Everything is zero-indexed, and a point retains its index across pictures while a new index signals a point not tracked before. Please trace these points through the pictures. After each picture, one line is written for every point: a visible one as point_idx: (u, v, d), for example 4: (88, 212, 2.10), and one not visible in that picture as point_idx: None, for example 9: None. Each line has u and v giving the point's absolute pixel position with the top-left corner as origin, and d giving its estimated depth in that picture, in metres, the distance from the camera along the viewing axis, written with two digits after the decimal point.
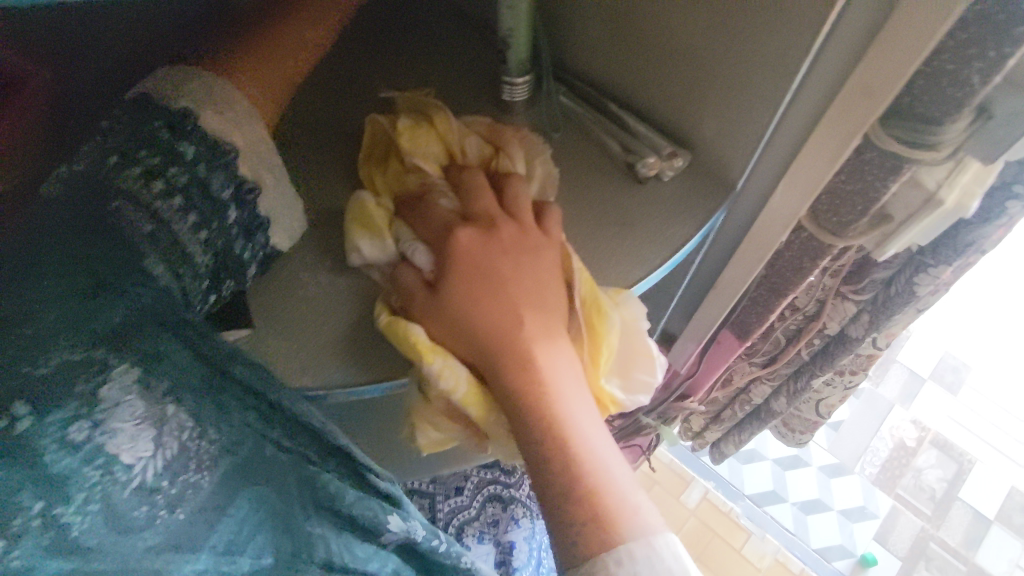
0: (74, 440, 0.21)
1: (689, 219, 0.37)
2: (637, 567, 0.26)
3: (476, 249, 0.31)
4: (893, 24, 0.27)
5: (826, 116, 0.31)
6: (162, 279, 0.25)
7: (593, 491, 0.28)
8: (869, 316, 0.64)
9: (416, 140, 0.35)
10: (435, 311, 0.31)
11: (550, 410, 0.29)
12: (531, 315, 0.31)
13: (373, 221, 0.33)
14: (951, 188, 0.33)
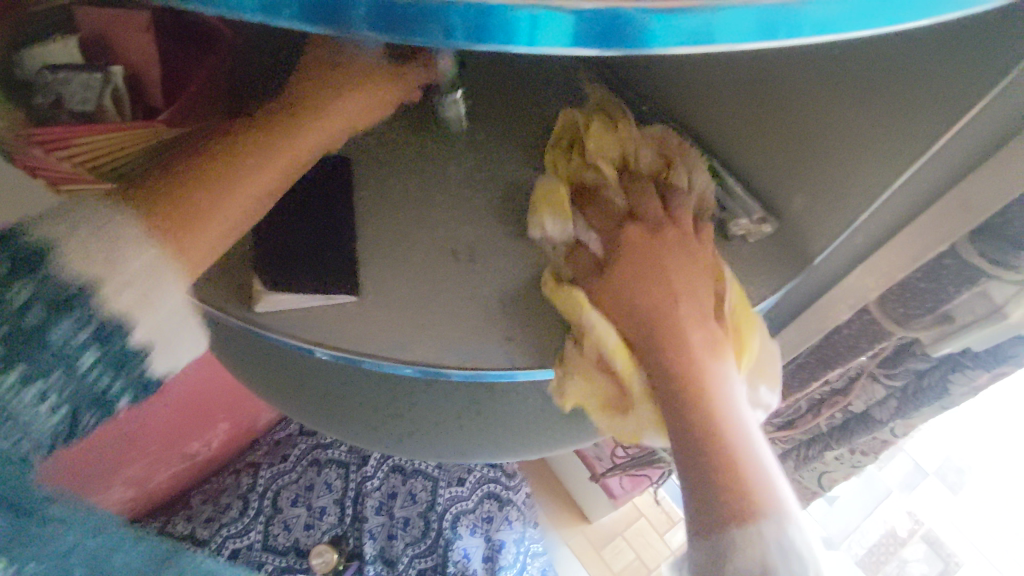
0: (31, 407, 0.25)
1: (767, 283, 0.39)
2: (770, 542, 0.28)
3: (638, 240, 0.36)
4: (1003, 158, 0.30)
5: (920, 219, 0.34)
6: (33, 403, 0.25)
7: (736, 463, 0.29)
8: (896, 402, 0.66)
9: (600, 145, 0.40)
10: (631, 271, 0.35)
11: (722, 407, 0.30)
12: (687, 301, 0.34)
13: (561, 206, 0.38)
14: (1017, 305, 0.35)
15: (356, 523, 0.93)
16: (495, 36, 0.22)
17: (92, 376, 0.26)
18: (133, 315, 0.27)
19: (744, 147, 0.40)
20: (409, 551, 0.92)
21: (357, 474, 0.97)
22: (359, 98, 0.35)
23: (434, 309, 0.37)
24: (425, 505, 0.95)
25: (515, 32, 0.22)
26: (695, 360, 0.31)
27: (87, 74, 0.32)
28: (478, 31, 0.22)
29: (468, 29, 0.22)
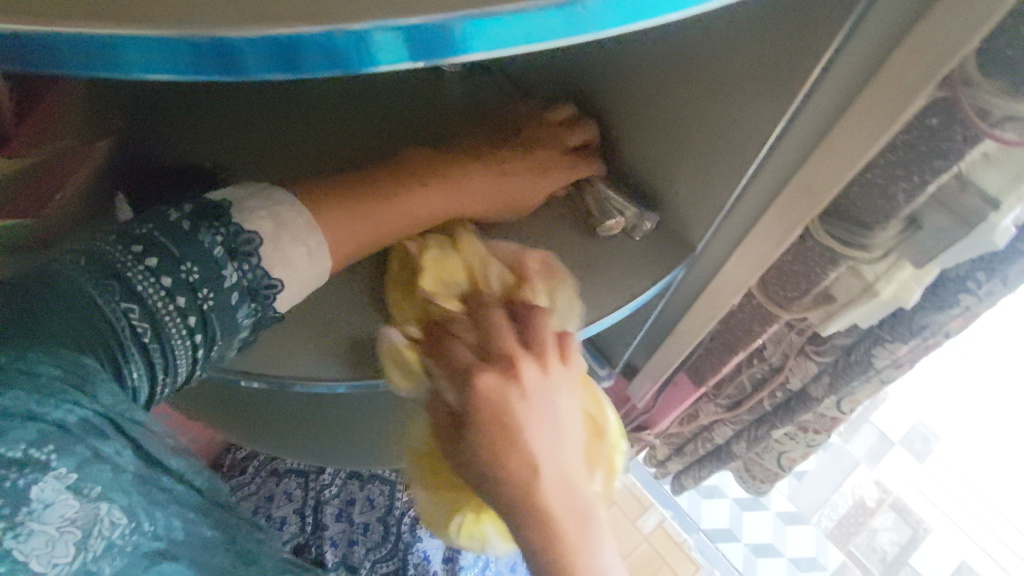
0: (122, 374, 0.27)
1: (649, 274, 0.39)
2: None
3: (496, 394, 0.30)
4: (834, 136, 0.30)
5: (778, 201, 0.35)
6: (129, 372, 0.27)
7: None
8: (829, 378, 0.64)
9: (441, 270, 0.36)
10: (486, 451, 0.30)
11: (576, 559, 0.28)
12: (545, 453, 0.30)
13: (409, 365, 0.35)
14: (887, 282, 0.35)
15: (316, 531, 0.93)
16: (289, 67, 0.19)
17: (234, 321, 0.30)
18: (281, 285, 0.31)
19: (627, 143, 0.40)
20: (370, 556, 0.91)
21: (316, 482, 0.97)
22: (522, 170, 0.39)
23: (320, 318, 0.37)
24: (383, 509, 0.95)
25: (318, 60, 0.19)
26: (564, 541, 0.28)
27: None
28: (273, 61, 0.19)
29: (263, 62, 0.19)
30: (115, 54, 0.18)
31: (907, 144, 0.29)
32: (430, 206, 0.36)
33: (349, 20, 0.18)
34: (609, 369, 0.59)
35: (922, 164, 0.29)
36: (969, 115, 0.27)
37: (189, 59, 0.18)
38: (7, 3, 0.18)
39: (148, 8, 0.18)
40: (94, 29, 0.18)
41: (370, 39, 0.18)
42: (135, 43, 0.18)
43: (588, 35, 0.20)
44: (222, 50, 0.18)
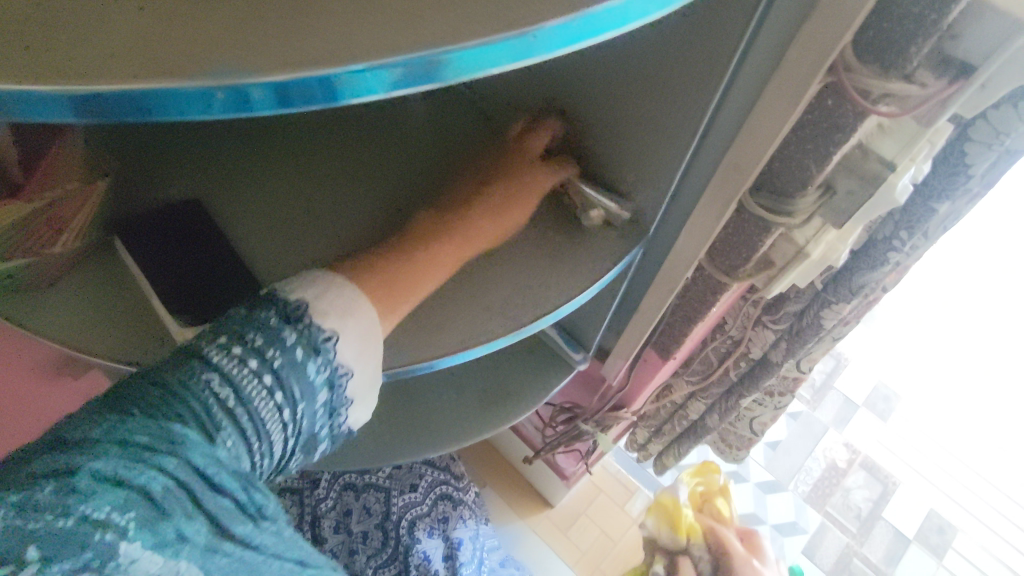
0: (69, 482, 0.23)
1: (612, 256, 0.44)
2: None
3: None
4: (754, 121, 0.34)
5: (712, 182, 0.39)
6: (173, 522, 0.24)
7: None
8: (786, 343, 0.71)
9: None
10: None
11: None
12: None
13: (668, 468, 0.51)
14: (816, 244, 0.41)
15: (316, 545, 0.94)
16: (341, 95, 0.22)
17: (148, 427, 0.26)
18: (353, 370, 0.34)
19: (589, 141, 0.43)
20: (371, 562, 0.93)
21: (311, 497, 0.97)
22: (485, 221, 0.41)
23: None
24: (380, 516, 0.97)
25: (365, 85, 0.22)
26: None
27: None
28: (322, 92, 0.22)
29: (320, 92, 0.22)
30: (168, 102, 0.21)
31: (813, 122, 0.34)
32: (478, 241, 0.40)
33: (372, 56, 0.21)
34: (584, 352, 0.63)
35: (826, 138, 0.34)
36: (853, 94, 0.32)
37: (269, 94, 0.21)
38: (69, 69, 0.21)
39: (177, 62, 0.21)
40: (147, 85, 0.21)
41: (404, 62, 0.22)
42: (190, 94, 0.21)
43: (552, 53, 0.24)
44: (285, 89, 0.21)
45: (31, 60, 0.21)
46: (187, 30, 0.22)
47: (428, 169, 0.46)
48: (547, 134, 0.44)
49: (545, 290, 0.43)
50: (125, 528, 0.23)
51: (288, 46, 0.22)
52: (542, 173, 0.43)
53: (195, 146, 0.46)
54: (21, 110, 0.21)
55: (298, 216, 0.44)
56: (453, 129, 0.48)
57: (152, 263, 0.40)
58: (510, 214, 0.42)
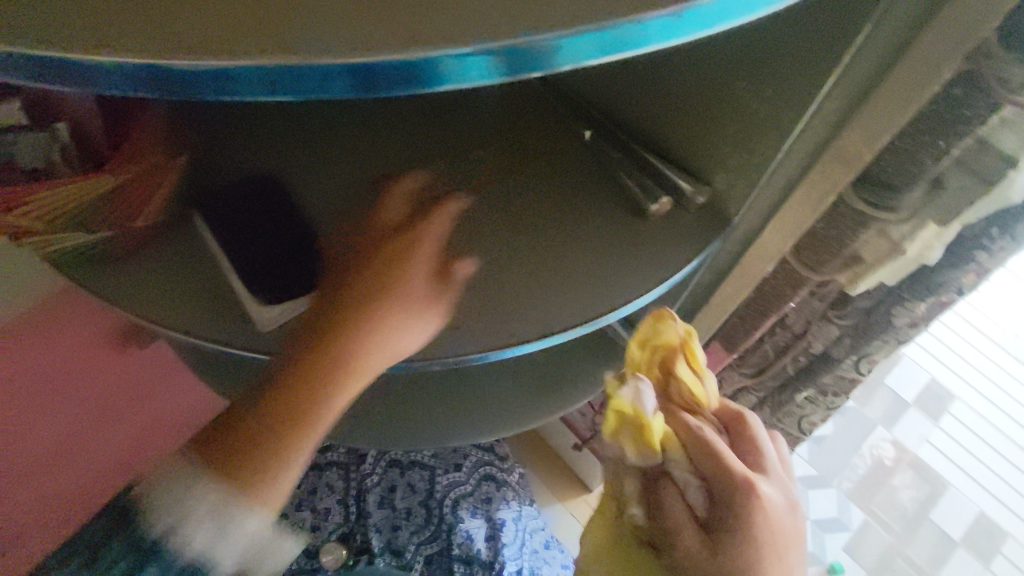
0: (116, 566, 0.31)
1: (694, 246, 0.42)
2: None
3: (765, 496, 0.34)
4: (870, 107, 0.34)
5: (812, 172, 0.39)
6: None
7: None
8: (850, 340, 0.67)
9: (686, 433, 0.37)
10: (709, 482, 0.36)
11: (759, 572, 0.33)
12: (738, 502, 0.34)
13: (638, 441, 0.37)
14: (912, 241, 0.38)
15: (360, 520, 0.95)
16: (431, 81, 0.21)
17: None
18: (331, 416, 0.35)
19: (678, 130, 0.42)
20: (415, 538, 0.95)
21: (357, 472, 0.98)
22: (367, 270, 0.37)
23: None
24: (424, 494, 0.97)
25: (468, 71, 0.21)
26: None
27: (36, 134, 0.36)
28: (416, 78, 0.21)
29: (407, 79, 0.21)
30: (265, 79, 0.21)
31: (935, 112, 0.33)
32: (439, 229, 0.39)
33: (482, 39, 0.20)
34: None
35: (947, 129, 0.33)
36: (990, 84, 0.30)
37: (347, 81, 0.21)
38: (198, 44, 0.21)
39: (293, 39, 0.21)
40: (249, 60, 0.20)
41: (504, 52, 0.21)
42: (285, 70, 0.20)
43: (655, 46, 0.22)
44: (369, 71, 0.20)
45: (153, 33, 0.21)
46: (298, 8, 0.21)
47: (506, 160, 0.46)
48: (399, 195, 0.41)
49: (624, 276, 0.41)
50: None
51: (402, 26, 0.21)
52: (434, 220, 0.40)
53: (266, 125, 0.45)
54: (145, 85, 0.21)
55: (365, 195, 0.43)
56: (538, 117, 0.48)
57: (232, 242, 0.40)
58: (421, 269, 0.37)
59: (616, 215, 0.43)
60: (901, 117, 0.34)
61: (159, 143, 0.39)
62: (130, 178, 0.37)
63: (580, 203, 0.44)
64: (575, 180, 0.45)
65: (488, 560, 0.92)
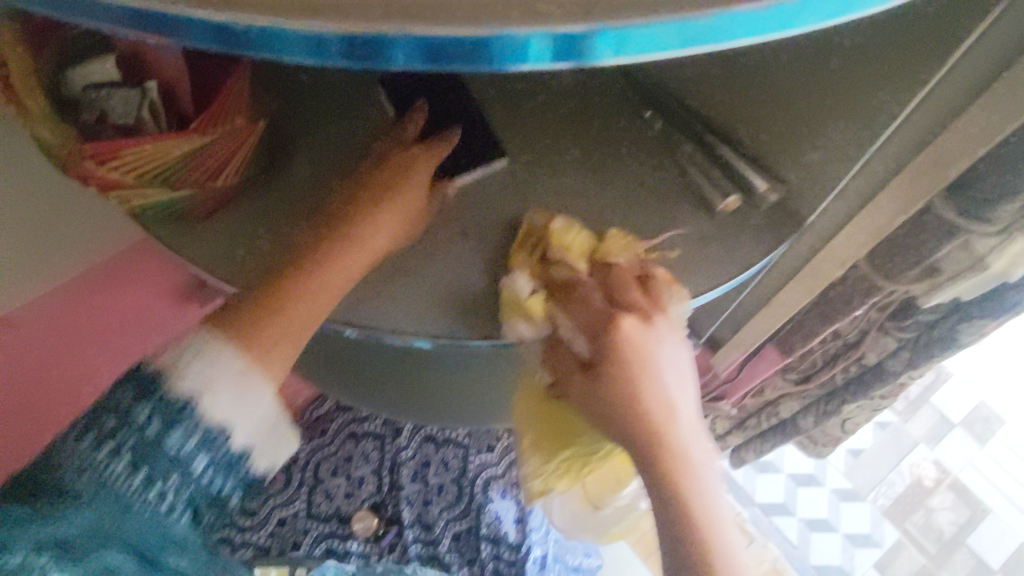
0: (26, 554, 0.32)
1: (761, 247, 0.42)
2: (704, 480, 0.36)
3: (637, 339, 0.37)
4: (969, 114, 0.33)
5: (895, 180, 0.37)
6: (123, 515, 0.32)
7: (673, 470, 0.35)
8: (909, 354, 0.64)
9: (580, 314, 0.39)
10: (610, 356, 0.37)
11: (662, 441, 0.36)
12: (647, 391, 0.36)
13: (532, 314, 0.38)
14: (999, 256, 0.37)
15: (392, 491, 0.96)
16: (501, 59, 0.21)
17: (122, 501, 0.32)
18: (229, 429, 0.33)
19: (752, 126, 0.41)
20: (445, 514, 0.96)
21: (392, 444, 0.99)
22: (419, 170, 0.40)
23: (436, 295, 0.41)
24: (456, 472, 0.98)
25: (545, 51, 0.21)
26: (674, 454, 0.35)
27: (126, 91, 0.36)
28: (492, 55, 0.21)
29: (478, 58, 0.21)
30: (340, 49, 0.21)
31: None
32: (390, 226, 0.39)
33: (567, 21, 0.20)
34: (695, 339, 0.62)
35: None
36: None
37: (414, 56, 0.21)
38: (307, 3, 0.21)
39: (407, 9, 0.21)
40: (339, 24, 0.21)
41: (578, 38, 0.21)
42: (363, 42, 0.21)
43: (748, 39, 0.22)
44: (439, 48, 0.21)
45: None
46: None
47: (570, 145, 0.45)
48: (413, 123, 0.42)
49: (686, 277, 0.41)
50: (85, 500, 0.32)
51: (487, 2, 0.21)
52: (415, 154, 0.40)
53: (337, 94, 0.46)
54: (211, 39, 0.21)
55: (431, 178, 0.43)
56: (602, 101, 0.46)
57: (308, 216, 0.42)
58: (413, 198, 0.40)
59: (681, 210, 0.42)
60: (1001, 128, 0.32)
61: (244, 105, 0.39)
62: (214, 139, 0.37)
63: (646, 195, 0.43)
64: (639, 171, 0.44)
65: (515, 543, 0.93)
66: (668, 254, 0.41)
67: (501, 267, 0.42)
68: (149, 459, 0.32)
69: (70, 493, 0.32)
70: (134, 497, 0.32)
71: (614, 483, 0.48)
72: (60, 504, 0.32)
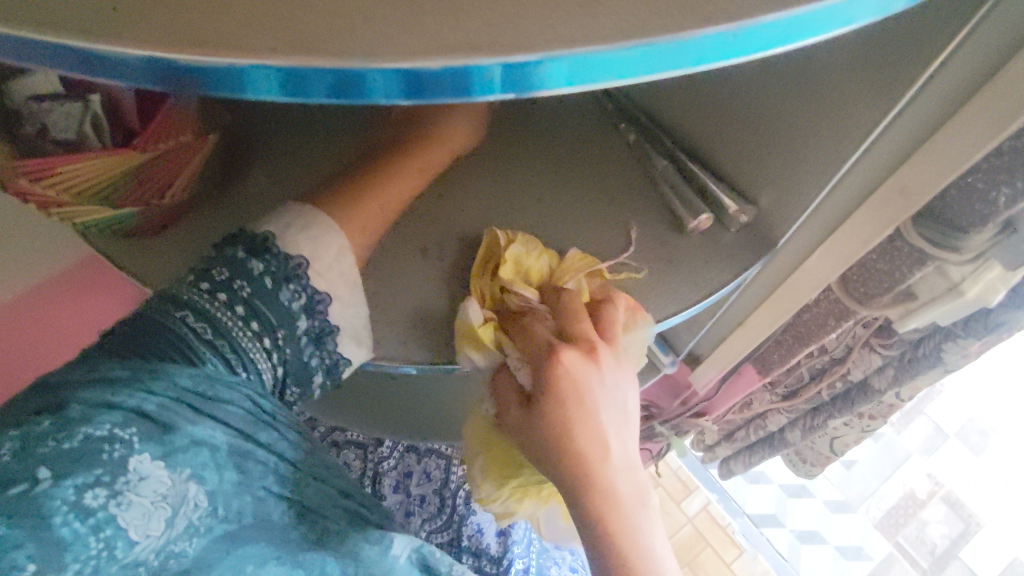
0: (87, 506, 0.26)
1: (729, 269, 0.40)
2: (637, 516, 0.34)
3: (577, 372, 0.34)
4: (937, 141, 0.31)
5: (864, 206, 0.35)
6: (198, 440, 0.30)
7: (604, 513, 0.33)
8: (894, 371, 0.63)
9: (520, 339, 0.37)
10: (543, 391, 0.34)
11: (595, 483, 0.33)
12: (581, 427, 0.34)
13: (484, 340, 0.37)
14: (974, 282, 0.35)
15: (374, 501, 0.95)
16: (475, 91, 0.19)
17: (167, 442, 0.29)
18: (329, 297, 0.36)
19: (730, 142, 0.40)
20: (426, 525, 0.93)
21: (375, 453, 0.98)
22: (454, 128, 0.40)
23: (396, 316, 0.40)
24: (439, 482, 0.96)
25: (498, 81, 0.19)
26: (606, 496, 0.33)
27: (67, 104, 0.35)
28: (465, 86, 0.19)
29: (456, 87, 0.19)
30: (319, 75, 0.19)
31: (1015, 149, 0.29)
32: (443, 156, 0.40)
33: (515, 51, 0.19)
34: (674, 355, 0.60)
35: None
36: None
37: (392, 86, 0.19)
38: (209, 36, 0.19)
39: (321, 43, 0.19)
40: (256, 58, 0.19)
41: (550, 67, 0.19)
42: (339, 71, 0.19)
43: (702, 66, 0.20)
44: (417, 77, 0.19)
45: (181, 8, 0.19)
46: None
47: (544, 160, 0.44)
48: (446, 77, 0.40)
49: (654, 301, 0.40)
50: (139, 444, 0.28)
51: (444, 28, 0.19)
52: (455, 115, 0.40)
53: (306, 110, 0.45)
54: (146, 75, 0.19)
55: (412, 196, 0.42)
56: (580, 112, 0.45)
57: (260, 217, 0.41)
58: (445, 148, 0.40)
59: (652, 227, 0.41)
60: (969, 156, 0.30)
61: (196, 123, 0.38)
62: (156, 157, 0.36)
63: (622, 211, 0.42)
64: (612, 187, 0.43)
65: (497, 556, 0.89)
66: (637, 274, 0.40)
67: (460, 287, 0.40)
68: (267, 316, 0.34)
69: (206, 393, 0.31)
70: (261, 398, 0.34)
71: (557, 523, 0.49)
72: (177, 431, 0.29)
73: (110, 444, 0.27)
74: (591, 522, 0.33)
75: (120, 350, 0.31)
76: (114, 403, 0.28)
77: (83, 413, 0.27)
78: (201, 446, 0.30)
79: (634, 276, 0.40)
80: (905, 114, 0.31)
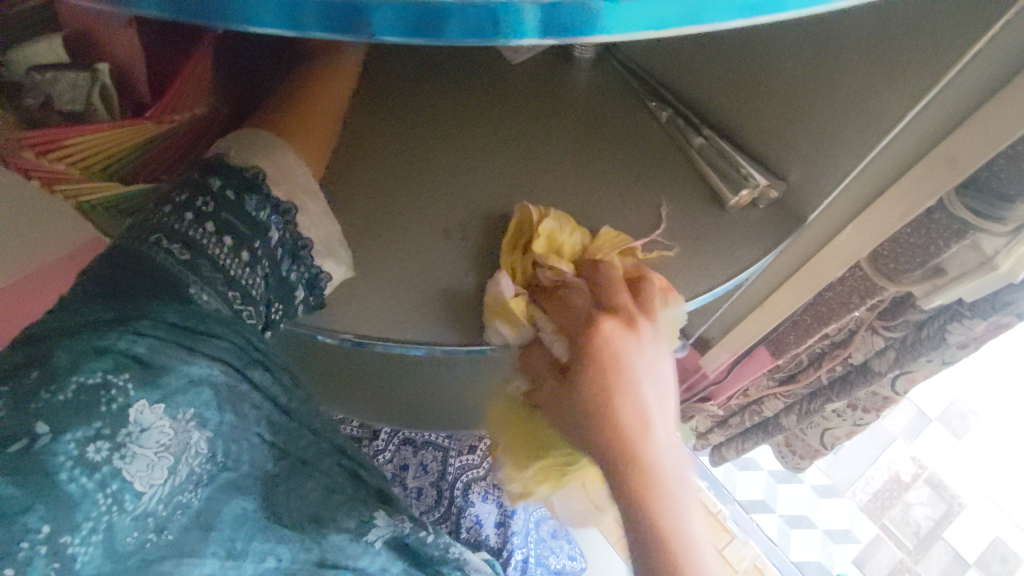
0: (92, 460, 0.24)
1: (759, 245, 0.39)
2: (677, 499, 0.32)
3: (617, 348, 0.33)
4: (989, 109, 0.30)
5: (908, 176, 0.36)
6: (201, 371, 0.29)
7: (644, 495, 0.32)
8: (896, 354, 0.62)
9: (554, 314, 0.36)
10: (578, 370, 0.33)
11: (635, 465, 0.32)
12: (620, 404, 0.33)
13: (516, 313, 0.36)
14: (1008, 256, 0.35)
15: None
16: (494, 34, 0.19)
17: (170, 382, 0.27)
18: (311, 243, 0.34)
19: (759, 116, 0.39)
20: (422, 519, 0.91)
21: (369, 446, 0.95)
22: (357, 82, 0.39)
23: (426, 292, 0.38)
24: (436, 474, 0.94)
25: (535, 27, 0.19)
26: (647, 480, 0.32)
27: (69, 74, 0.32)
28: (482, 29, 0.19)
29: (469, 29, 0.19)
30: (314, 12, 0.19)
31: None
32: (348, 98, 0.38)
33: None
34: (685, 340, 0.60)
35: None
36: None
37: (399, 21, 0.19)
38: None
39: None
40: None
41: (568, 15, 0.19)
42: (339, 6, 0.19)
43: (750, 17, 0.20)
44: (440, 17, 0.19)
45: None
46: None
47: (570, 132, 0.43)
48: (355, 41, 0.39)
49: (687, 279, 0.39)
50: (134, 391, 0.26)
51: None
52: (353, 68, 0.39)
53: None
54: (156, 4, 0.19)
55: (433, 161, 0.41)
56: (604, 83, 0.45)
57: None
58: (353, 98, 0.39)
59: (685, 201, 0.41)
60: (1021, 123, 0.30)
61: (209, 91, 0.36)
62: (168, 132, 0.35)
63: (656, 182, 0.41)
64: (644, 158, 0.42)
65: (497, 547, 0.88)
66: (670, 250, 0.39)
67: (488, 266, 0.39)
68: (240, 228, 0.31)
69: (198, 329, 0.29)
70: (252, 336, 0.32)
71: (574, 504, 0.48)
72: (171, 372, 0.27)
73: (107, 391, 0.25)
74: (628, 506, 0.32)
75: (104, 293, 0.28)
76: (102, 349, 0.26)
77: (71, 362, 0.25)
78: (198, 382, 0.29)
79: (668, 251, 0.39)
80: (955, 82, 0.31)
